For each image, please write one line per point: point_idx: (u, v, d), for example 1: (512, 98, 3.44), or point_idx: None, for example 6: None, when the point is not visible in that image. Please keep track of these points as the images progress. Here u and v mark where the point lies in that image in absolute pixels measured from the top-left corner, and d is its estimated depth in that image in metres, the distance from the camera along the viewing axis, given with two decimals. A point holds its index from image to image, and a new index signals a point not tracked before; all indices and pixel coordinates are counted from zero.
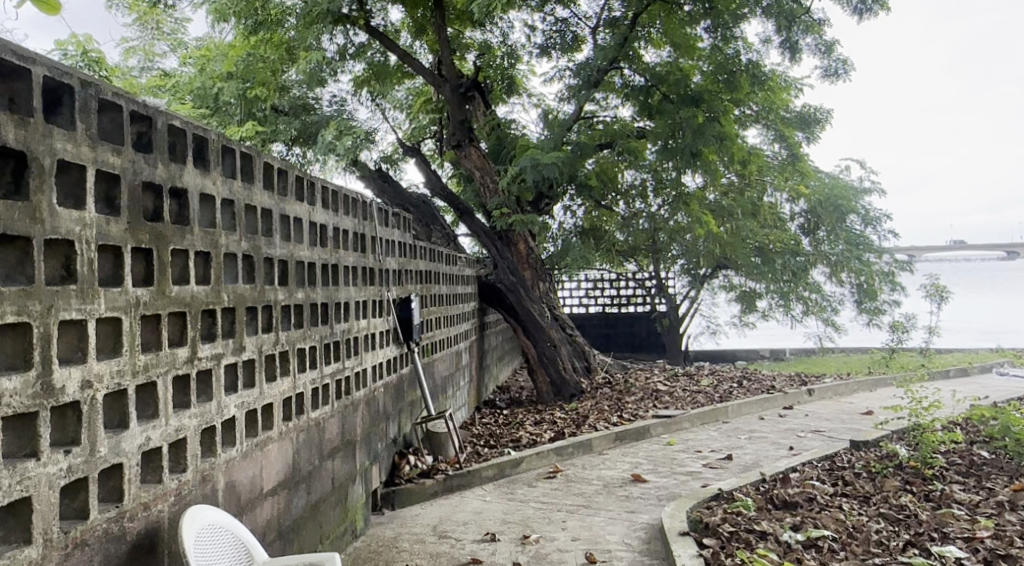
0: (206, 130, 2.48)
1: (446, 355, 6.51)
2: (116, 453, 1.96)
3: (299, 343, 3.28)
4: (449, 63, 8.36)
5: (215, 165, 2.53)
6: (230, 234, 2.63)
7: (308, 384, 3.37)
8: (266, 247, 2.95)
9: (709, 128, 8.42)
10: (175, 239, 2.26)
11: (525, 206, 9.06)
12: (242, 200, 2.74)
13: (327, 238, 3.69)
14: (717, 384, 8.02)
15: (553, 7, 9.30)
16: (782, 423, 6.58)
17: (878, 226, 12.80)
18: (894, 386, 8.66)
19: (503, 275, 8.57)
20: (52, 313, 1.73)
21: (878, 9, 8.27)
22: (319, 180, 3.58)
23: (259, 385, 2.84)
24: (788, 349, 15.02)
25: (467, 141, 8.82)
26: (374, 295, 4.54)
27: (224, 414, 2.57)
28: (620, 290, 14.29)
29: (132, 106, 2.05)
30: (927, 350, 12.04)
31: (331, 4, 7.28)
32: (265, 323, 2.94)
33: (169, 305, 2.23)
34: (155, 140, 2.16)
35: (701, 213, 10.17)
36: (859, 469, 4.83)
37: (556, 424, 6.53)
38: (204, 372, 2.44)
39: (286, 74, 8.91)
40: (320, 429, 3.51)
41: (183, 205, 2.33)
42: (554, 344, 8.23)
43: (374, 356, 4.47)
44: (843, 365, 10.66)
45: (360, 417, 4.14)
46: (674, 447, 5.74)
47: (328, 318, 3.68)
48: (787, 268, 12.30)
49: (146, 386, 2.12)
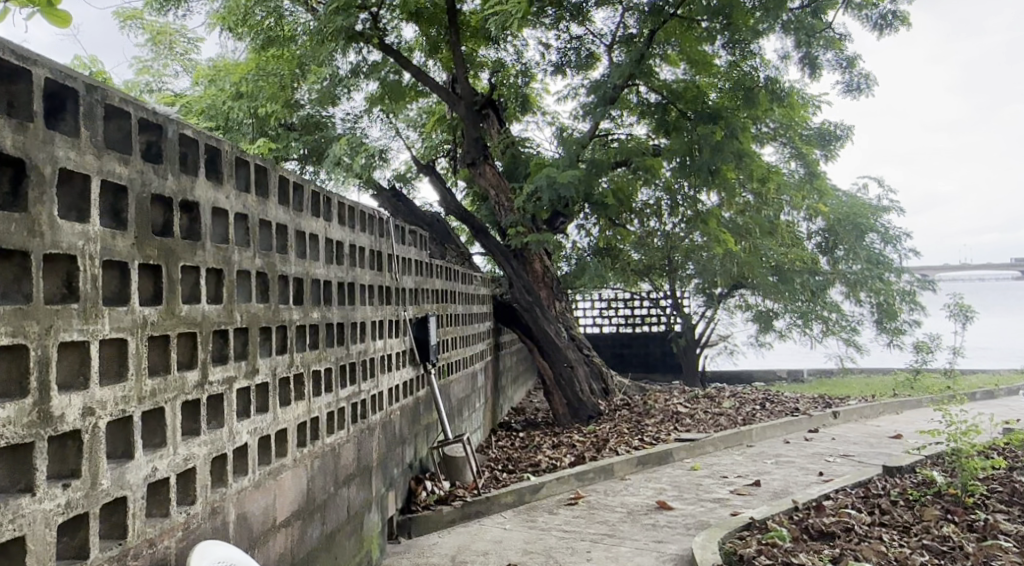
0: (219, 141, 2.36)
1: (461, 377, 6.35)
2: (119, 486, 1.81)
3: (315, 365, 3.14)
4: (464, 81, 8.26)
5: (228, 179, 2.41)
6: (243, 250, 2.50)
7: (323, 408, 3.22)
8: (281, 264, 2.81)
9: (727, 145, 8.24)
10: (186, 255, 2.13)
11: (541, 225, 8.93)
12: (257, 215, 2.62)
13: (344, 256, 3.57)
14: (740, 406, 7.80)
15: (569, 25, 9.24)
16: (809, 447, 6.37)
17: (899, 244, 12.49)
18: (922, 409, 8.41)
19: (519, 294, 8.40)
20: (51, 335, 1.60)
21: (899, 24, 8.13)
22: (336, 195, 3.46)
23: (273, 409, 2.70)
24: (806, 370, 14.74)
25: (481, 159, 8.74)
26: (390, 314, 4.40)
27: (236, 442, 2.42)
28: (634, 310, 14.32)
29: (140, 114, 1.93)
30: (951, 372, 11.77)
31: (346, 20, 7.21)
32: (279, 344, 2.80)
33: (179, 324, 2.09)
34: (165, 151, 2.03)
35: (719, 231, 10.02)
36: (896, 497, 4.62)
37: (575, 448, 6.34)
38: (215, 397, 2.30)
39: (297, 93, 8.79)
40: (335, 455, 3.36)
41: (194, 219, 2.20)
42: (571, 365, 8.06)
43: (391, 377, 4.32)
44: (866, 386, 10.35)
45: (376, 441, 3.99)
46: (698, 472, 5.54)
47: (344, 338, 3.54)
48: (806, 288, 12.11)
49: (153, 412, 1.98)
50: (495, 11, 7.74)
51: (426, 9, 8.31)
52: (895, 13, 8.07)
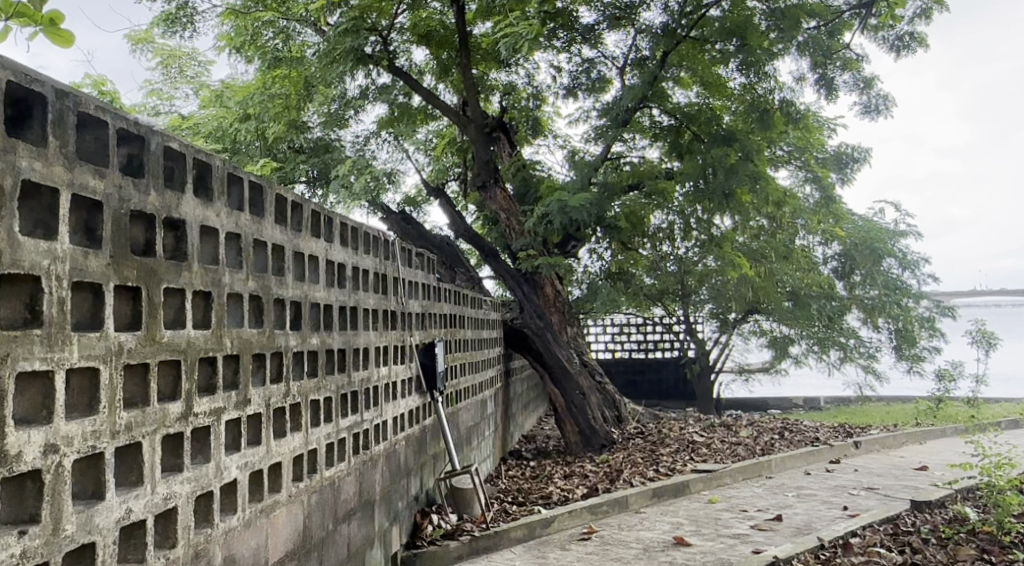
0: (210, 155, 2.22)
1: (470, 404, 6.15)
2: (87, 531, 1.65)
3: (314, 394, 2.97)
4: (473, 102, 8.16)
5: (219, 196, 2.26)
6: (235, 272, 2.35)
7: (322, 439, 3.05)
8: (277, 287, 2.66)
9: (742, 167, 8.06)
10: (169, 277, 1.98)
11: (552, 248, 8.76)
12: (251, 235, 2.47)
13: (346, 279, 3.41)
14: (758, 435, 7.54)
15: (581, 48, 9.17)
16: (832, 479, 6.11)
17: (917, 270, 12.23)
18: (947, 439, 8.12)
19: (529, 319, 8.20)
20: (7, 363, 1.46)
21: (916, 46, 8.01)
22: (338, 216, 3.31)
23: (266, 442, 2.53)
24: (822, 398, 14.40)
25: (492, 181, 8.61)
26: (395, 340, 4.23)
27: (224, 477, 2.25)
28: (647, 335, 14.15)
29: (120, 125, 1.80)
30: (975, 400, 11.40)
31: (355, 41, 7.16)
32: (274, 373, 2.63)
33: (161, 351, 1.94)
34: (148, 164, 1.90)
35: (734, 255, 9.84)
36: (927, 535, 4.37)
37: (588, 479, 6.11)
38: (201, 430, 2.14)
39: (306, 116, 8.73)
40: (335, 489, 3.17)
41: (179, 238, 2.05)
42: (584, 393, 7.84)
43: (395, 406, 4.14)
44: (886, 415, 10.04)
45: (379, 473, 3.81)
46: (717, 505, 5.30)
47: (345, 365, 3.37)
48: (823, 314, 11.89)
49: (129, 448, 1.82)
50: (505, 33, 7.66)
51: (436, 33, 8.28)
52: (912, 35, 7.96)
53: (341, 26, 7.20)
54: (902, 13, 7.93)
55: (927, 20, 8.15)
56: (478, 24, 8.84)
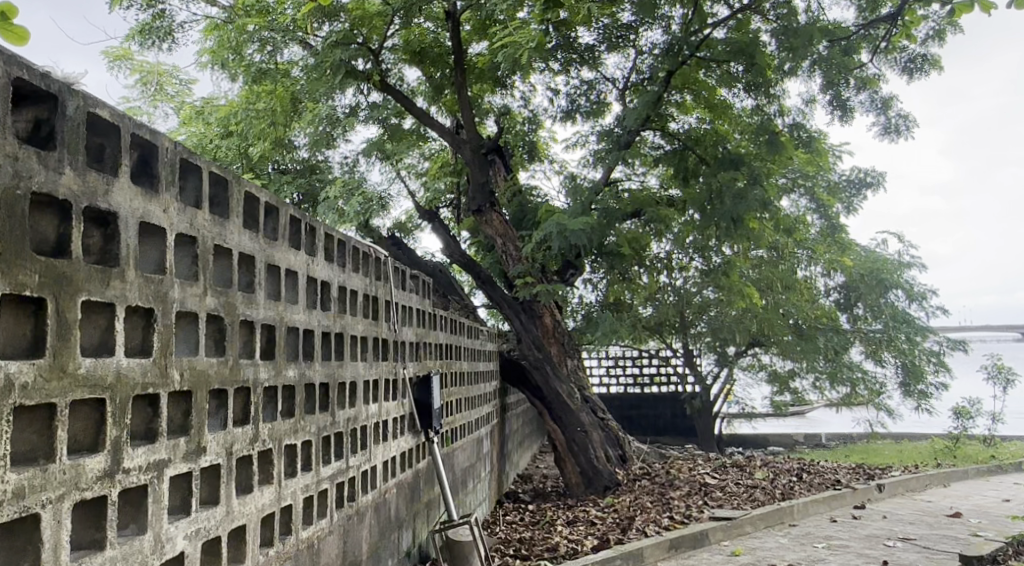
0: (155, 132, 1.74)
1: (466, 443, 5.61)
2: None
3: (289, 439, 2.45)
4: (471, 123, 7.64)
5: (168, 187, 1.77)
6: (189, 286, 1.85)
7: (300, 493, 2.52)
8: (244, 308, 2.16)
9: (751, 193, 7.49)
10: (91, 286, 1.48)
11: (551, 276, 8.29)
12: (210, 240, 1.97)
13: (331, 301, 2.91)
14: (775, 478, 6.99)
15: (579, 69, 8.81)
16: (862, 527, 5.60)
17: (924, 302, 11.84)
18: (972, 482, 7.60)
19: (528, 350, 7.67)
20: None
21: (930, 68, 7.70)
22: (322, 226, 2.83)
23: (227, 502, 2.01)
24: (825, 435, 13.86)
25: (488, 206, 8.10)
26: (387, 373, 3.72)
27: (168, 552, 1.72)
28: (642, 369, 13.70)
29: (18, 75, 1.35)
30: (991, 441, 10.90)
31: (345, 53, 6.73)
32: (239, 413, 2.12)
33: (75, 388, 1.43)
34: (63, 132, 1.43)
35: (742, 286, 9.38)
36: None
37: (596, 527, 5.56)
38: (134, 491, 1.62)
39: (292, 136, 8.29)
40: (315, 551, 2.64)
41: (110, 237, 1.56)
42: (586, 430, 7.31)
43: (386, 448, 3.62)
44: (903, 455, 9.46)
45: (367, 529, 3.27)
46: (741, 559, 4.76)
47: (329, 403, 2.86)
48: (828, 348, 11.40)
49: (21, 523, 1.31)
50: (504, 44, 7.23)
51: (431, 50, 7.89)
52: (925, 57, 7.65)
53: (331, 38, 6.77)
54: (915, 34, 7.62)
55: (941, 42, 7.84)
56: (474, 44, 8.48)
